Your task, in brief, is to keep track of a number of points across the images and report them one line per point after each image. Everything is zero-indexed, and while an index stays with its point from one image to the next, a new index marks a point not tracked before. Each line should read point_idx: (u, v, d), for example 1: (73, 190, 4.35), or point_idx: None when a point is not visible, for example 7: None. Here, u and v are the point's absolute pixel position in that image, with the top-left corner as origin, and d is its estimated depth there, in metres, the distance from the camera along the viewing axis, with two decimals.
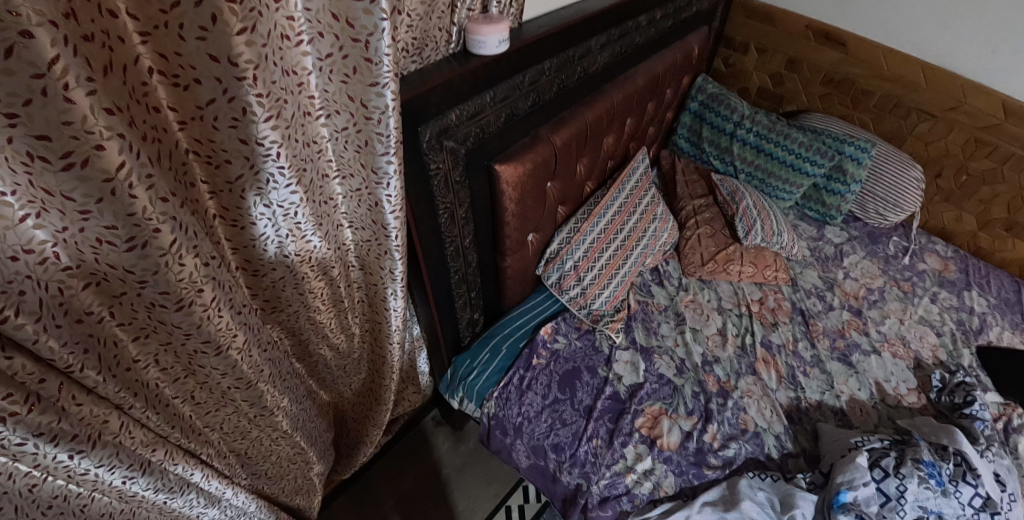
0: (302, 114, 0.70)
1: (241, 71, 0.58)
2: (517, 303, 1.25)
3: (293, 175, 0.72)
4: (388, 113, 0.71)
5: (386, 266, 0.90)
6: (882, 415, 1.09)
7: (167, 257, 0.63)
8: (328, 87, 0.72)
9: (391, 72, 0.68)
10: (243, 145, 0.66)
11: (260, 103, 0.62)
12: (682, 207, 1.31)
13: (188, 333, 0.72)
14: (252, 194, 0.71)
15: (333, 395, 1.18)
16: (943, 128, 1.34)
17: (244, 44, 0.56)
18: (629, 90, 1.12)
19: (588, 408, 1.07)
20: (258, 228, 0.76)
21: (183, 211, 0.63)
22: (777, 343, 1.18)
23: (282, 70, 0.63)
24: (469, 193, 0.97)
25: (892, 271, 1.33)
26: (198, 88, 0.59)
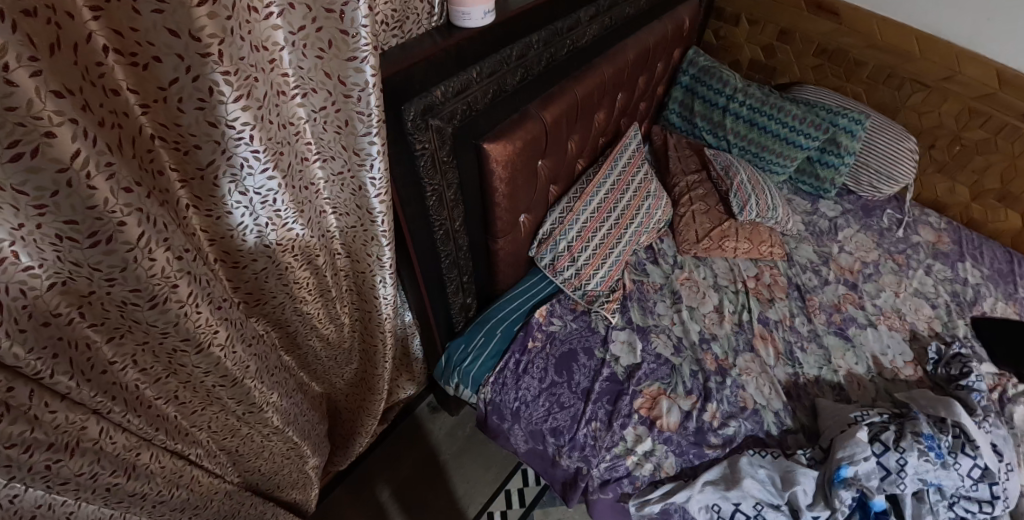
0: (275, 94, 0.65)
1: (205, 46, 0.53)
2: (510, 286, 1.21)
3: (269, 158, 0.67)
4: (368, 90, 0.67)
5: (373, 253, 0.86)
6: (879, 388, 1.09)
7: (135, 252, 0.59)
8: (302, 64, 0.66)
9: (370, 45, 0.63)
10: (212, 129, 0.61)
11: (228, 81, 0.57)
12: (676, 183, 1.28)
13: (165, 332, 0.68)
14: (226, 180, 0.67)
15: (324, 386, 1.14)
16: (936, 98, 1.32)
17: (207, 16, 0.51)
18: (620, 64, 1.08)
19: (586, 390, 1.06)
20: (234, 217, 0.71)
21: (150, 203, 0.59)
22: (774, 320, 1.17)
23: (250, 45, 0.58)
24: (458, 174, 0.93)
25: (887, 244, 1.32)
26: (159, 67, 0.54)
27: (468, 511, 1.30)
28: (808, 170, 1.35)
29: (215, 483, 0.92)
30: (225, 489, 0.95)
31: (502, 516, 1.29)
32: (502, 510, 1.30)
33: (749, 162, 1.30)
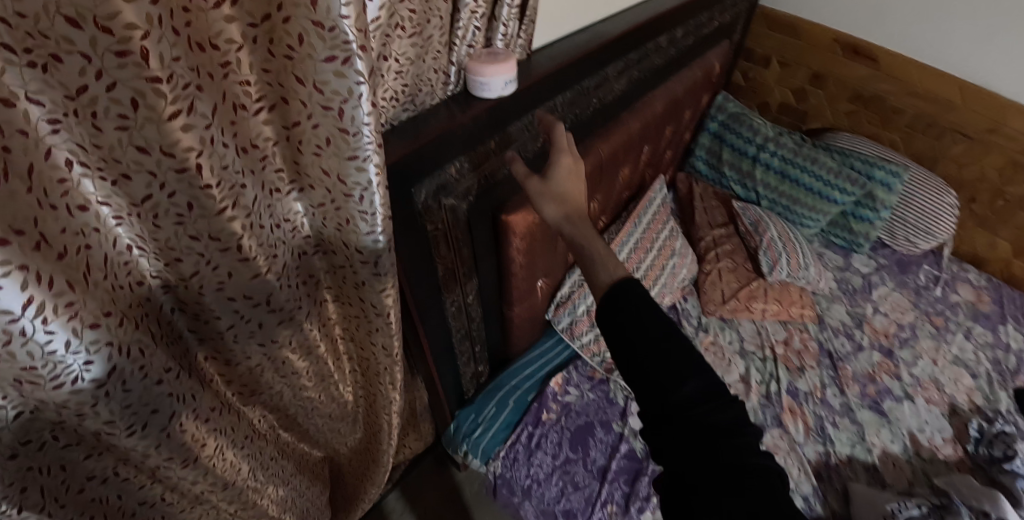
0: (266, 195, 0.57)
1: (180, 161, 0.46)
2: (525, 350, 1.14)
3: (263, 262, 0.60)
4: (372, 189, 0.56)
5: (378, 342, 0.77)
6: (916, 470, 1.02)
7: (106, 387, 0.52)
8: (301, 160, 0.56)
9: (375, 143, 0.53)
10: (194, 242, 0.53)
11: (210, 194, 0.49)
12: (702, 237, 1.19)
13: (147, 453, 0.62)
14: (212, 289, 0.58)
15: (325, 452, 1.07)
16: (980, 150, 1.22)
17: (182, 129, 0.44)
18: (648, 117, 0.97)
19: (602, 469, 0.99)
20: (222, 323, 0.63)
21: (122, 330, 0.52)
22: (804, 392, 1.09)
23: (237, 148, 0.50)
24: (472, 249, 0.84)
25: (923, 304, 1.23)
26: (129, 184, 0.46)
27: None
28: (840, 223, 1.27)
29: None
30: None
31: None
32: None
33: (780, 216, 1.21)
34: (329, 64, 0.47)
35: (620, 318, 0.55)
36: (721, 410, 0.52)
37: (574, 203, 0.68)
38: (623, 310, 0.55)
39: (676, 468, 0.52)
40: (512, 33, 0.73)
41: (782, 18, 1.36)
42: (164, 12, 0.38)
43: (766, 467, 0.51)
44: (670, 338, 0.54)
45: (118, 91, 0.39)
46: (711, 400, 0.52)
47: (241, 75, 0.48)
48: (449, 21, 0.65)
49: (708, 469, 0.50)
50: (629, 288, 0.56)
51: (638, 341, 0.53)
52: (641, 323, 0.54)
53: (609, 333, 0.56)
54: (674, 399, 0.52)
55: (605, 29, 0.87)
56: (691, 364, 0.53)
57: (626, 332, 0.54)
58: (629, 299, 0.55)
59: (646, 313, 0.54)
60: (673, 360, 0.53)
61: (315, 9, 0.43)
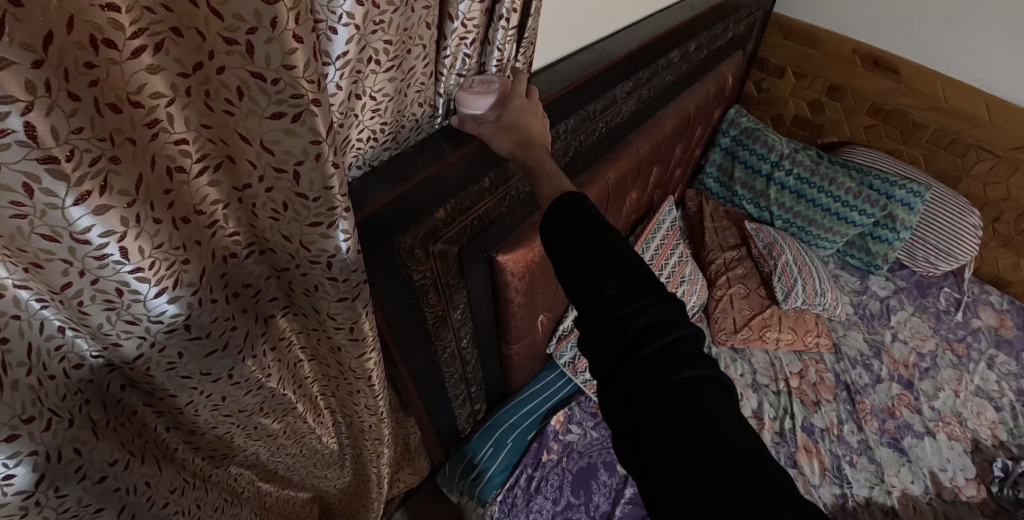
0: (216, 264, 0.48)
1: (100, 247, 0.37)
2: (524, 384, 1.07)
3: (216, 338, 0.52)
4: (343, 256, 0.48)
5: (361, 403, 0.69)
6: (938, 514, 0.95)
7: (34, 497, 0.43)
8: (258, 223, 0.48)
9: (345, 207, 0.45)
10: (132, 326, 0.44)
11: (143, 276, 0.41)
12: (712, 259, 1.08)
13: None
14: (162, 370, 0.50)
15: (313, 492, 1.00)
16: (1005, 169, 1.15)
17: (96, 211, 0.35)
18: (657, 139, 0.88)
19: (606, 515, 0.92)
20: (179, 401, 0.55)
21: (51, 431, 0.43)
22: (820, 428, 1.01)
23: (173, 217, 0.42)
24: (467, 292, 0.75)
25: (944, 330, 1.16)
26: (43, 273, 0.36)
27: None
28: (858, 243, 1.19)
29: None
30: None
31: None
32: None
33: (794, 237, 1.12)
34: (278, 121, 0.38)
35: (555, 230, 0.52)
36: (658, 318, 0.45)
37: (532, 136, 0.60)
38: (559, 224, 0.52)
39: (611, 386, 0.47)
40: (508, 57, 0.63)
41: (797, 25, 1.26)
42: (52, 75, 0.28)
43: (709, 380, 0.43)
44: (604, 245, 0.49)
45: (5, 175, 0.29)
46: (638, 301, 0.46)
47: (174, 132, 0.39)
48: (433, 50, 0.55)
49: (636, 386, 0.44)
50: (568, 200, 0.53)
51: (569, 248, 0.50)
52: (573, 232, 0.51)
53: (547, 245, 0.53)
54: (600, 305, 0.47)
55: (612, 48, 0.79)
56: (624, 267, 0.48)
57: (561, 245, 0.51)
58: (565, 210, 0.52)
59: (581, 221, 0.51)
60: (604, 264, 0.48)
61: (253, 58, 0.35)
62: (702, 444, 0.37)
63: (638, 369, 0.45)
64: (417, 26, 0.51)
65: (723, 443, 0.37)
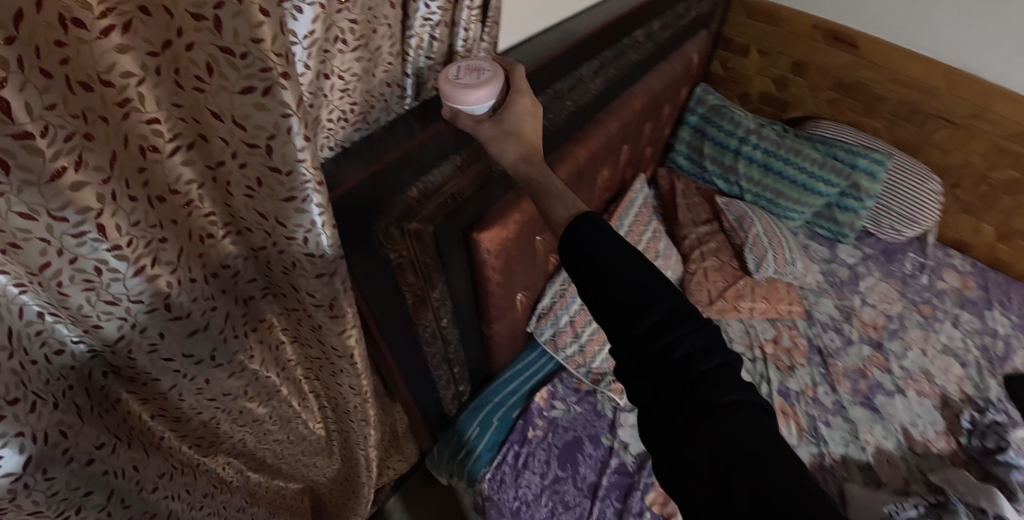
0: (194, 242, 0.50)
1: (76, 225, 0.38)
2: (508, 363, 1.08)
3: (199, 317, 0.53)
4: (319, 231, 0.50)
5: (345, 383, 0.71)
6: (911, 467, 1.00)
7: (23, 481, 0.44)
8: (233, 203, 0.49)
9: (316, 182, 0.46)
10: (113, 306, 0.45)
11: (121, 255, 0.42)
12: (686, 235, 1.11)
13: None
14: (144, 352, 0.51)
15: (303, 483, 1.01)
16: (962, 135, 1.19)
17: (73, 187, 0.36)
18: (626, 118, 0.90)
19: (593, 486, 0.95)
20: (164, 384, 0.56)
21: (36, 415, 0.44)
22: (795, 391, 1.05)
23: (148, 197, 0.43)
24: (445, 273, 0.76)
25: (910, 293, 1.21)
26: (20, 254, 0.36)
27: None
28: (825, 214, 1.23)
29: None
30: None
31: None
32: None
33: (765, 210, 1.16)
34: (248, 96, 0.39)
35: (577, 258, 0.51)
36: (697, 347, 0.48)
37: (533, 143, 0.62)
38: (581, 250, 0.52)
39: (648, 408, 0.49)
40: (475, 36, 0.65)
41: (761, 4, 1.30)
42: (23, 51, 0.29)
43: (748, 405, 0.46)
44: (634, 274, 0.50)
45: None
46: (680, 330, 0.48)
47: (146, 112, 0.40)
48: (398, 30, 0.57)
49: (678, 410, 0.46)
50: (584, 221, 0.53)
51: (597, 278, 0.50)
52: (601, 261, 0.50)
53: (569, 269, 0.53)
54: (641, 332, 0.48)
55: (577, 27, 0.81)
56: (655, 293, 0.49)
57: (587, 273, 0.51)
58: (586, 236, 0.52)
59: (604, 247, 0.51)
60: (638, 296, 0.49)
61: (221, 34, 0.36)
62: (767, 474, 0.39)
63: (679, 395, 0.46)
64: (381, 5, 0.52)
65: (768, 464, 0.40)
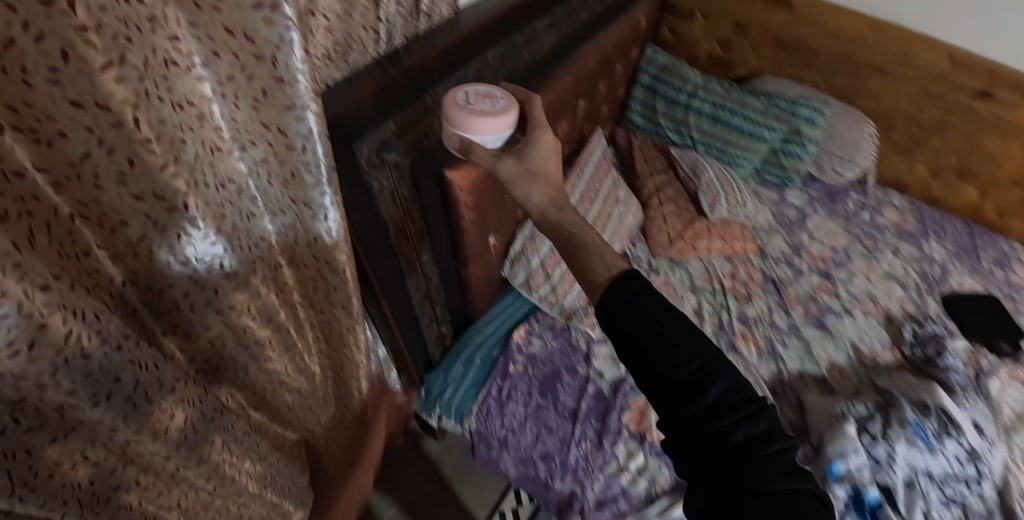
0: (209, 153, 0.57)
1: (115, 116, 0.45)
2: (484, 310, 1.18)
3: (211, 223, 0.60)
4: (314, 138, 0.61)
5: (338, 302, 0.81)
6: (861, 376, 1.11)
7: (65, 352, 0.51)
8: (237, 116, 0.58)
9: (311, 91, 0.57)
10: (139, 202, 0.53)
11: (150, 150, 0.49)
12: (643, 185, 1.23)
13: (114, 428, 0.61)
14: (162, 252, 0.59)
15: (300, 434, 1.05)
16: (894, 82, 1.34)
17: (115, 81, 0.43)
18: (581, 73, 1.00)
19: (573, 410, 1.04)
20: (177, 291, 0.63)
21: (75, 297, 0.52)
22: (753, 317, 1.16)
23: (172, 104, 0.50)
24: (421, 205, 0.85)
25: (853, 229, 1.33)
26: (65, 143, 0.45)
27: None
28: (771, 161, 1.36)
29: None
30: None
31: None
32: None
33: (715, 159, 1.28)
34: (257, 12, 0.50)
35: (626, 328, 0.56)
36: (755, 425, 0.53)
37: (552, 179, 0.71)
38: (627, 322, 0.56)
39: (699, 485, 0.53)
40: None
41: None
42: None
43: (795, 491, 0.50)
44: (683, 348, 0.55)
45: (47, 43, 0.38)
46: (729, 413, 0.53)
47: (170, 29, 0.47)
48: None
49: (725, 488, 0.51)
50: (631, 289, 0.58)
51: (648, 349, 0.55)
52: (651, 332, 0.55)
53: (613, 335, 0.58)
54: (693, 414, 0.53)
55: None
56: (709, 374, 0.54)
57: (637, 343, 0.56)
58: (632, 305, 0.57)
59: (648, 318, 0.56)
60: (692, 372, 0.54)
61: None
62: None
63: (728, 472, 0.51)
64: None
65: None
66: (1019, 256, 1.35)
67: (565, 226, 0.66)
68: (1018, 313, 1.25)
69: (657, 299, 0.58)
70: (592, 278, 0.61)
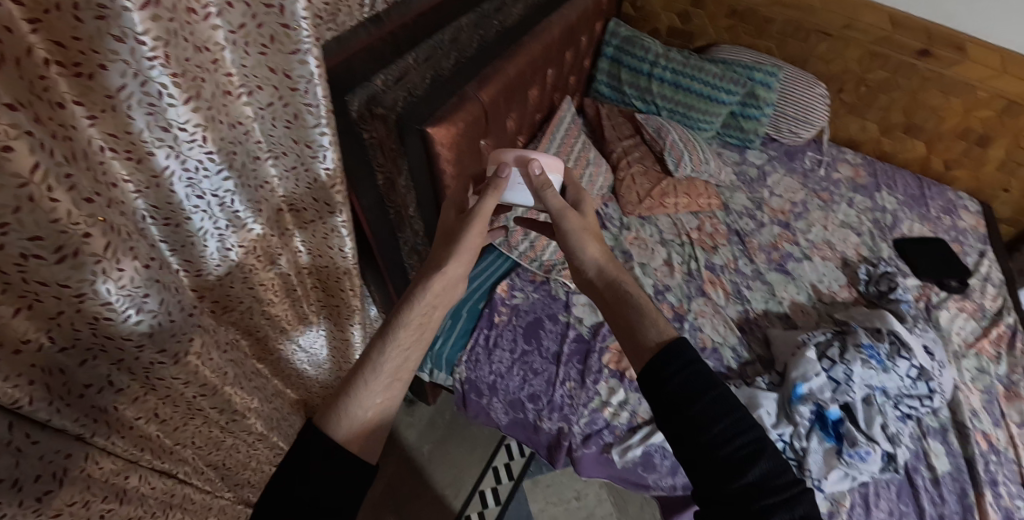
0: (221, 94, 0.63)
1: (151, 51, 0.52)
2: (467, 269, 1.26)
3: (222, 159, 0.67)
4: (314, 81, 0.70)
5: (335, 244, 0.90)
6: (821, 312, 1.20)
7: (103, 263, 0.53)
8: (246, 62, 0.65)
9: (312, 36, 0.67)
10: (166, 133, 0.59)
11: (175, 84, 0.56)
12: (614, 149, 1.34)
13: (140, 344, 0.64)
14: (182, 185, 0.64)
15: (302, 393, 1.11)
16: (841, 45, 1.49)
17: (150, 19, 0.50)
18: (548, 41, 1.12)
19: (556, 353, 1.12)
20: (194, 223, 0.68)
21: (111, 213, 0.54)
22: (720, 265, 1.26)
23: (193, 46, 0.57)
24: (408, 164, 0.89)
25: (812, 185, 1.44)
26: (104, 75, 0.50)
27: (452, 507, 1.30)
28: (732, 124, 1.48)
29: (208, 499, 0.88)
30: (222, 504, 0.92)
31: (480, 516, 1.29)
32: (479, 511, 1.29)
33: (679, 122, 1.40)
34: None
35: (669, 398, 0.52)
36: (796, 514, 0.47)
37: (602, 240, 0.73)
38: (671, 390, 0.52)
39: None
40: None
41: None
42: None
43: None
44: (731, 423, 0.51)
45: None
46: (766, 494, 0.48)
47: None
48: None
49: None
50: (675, 357, 0.54)
51: (690, 423, 0.51)
52: (695, 406, 0.51)
53: (656, 403, 0.53)
54: (725, 489, 0.48)
55: None
56: (746, 451, 0.49)
57: (677, 415, 0.51)
58: (677, 374, 0.53)
59: (694, 388, 0.52)
60: (735, 449, 0.50)
61: None
62: None
63: None
64: None
65: None
66: (962, 204, 1.49)
67: (616, 283, 0.66)
68: (963, 253, 1.37)
69: (703, 372, 0.53)
70: (640, 341, 0.58)
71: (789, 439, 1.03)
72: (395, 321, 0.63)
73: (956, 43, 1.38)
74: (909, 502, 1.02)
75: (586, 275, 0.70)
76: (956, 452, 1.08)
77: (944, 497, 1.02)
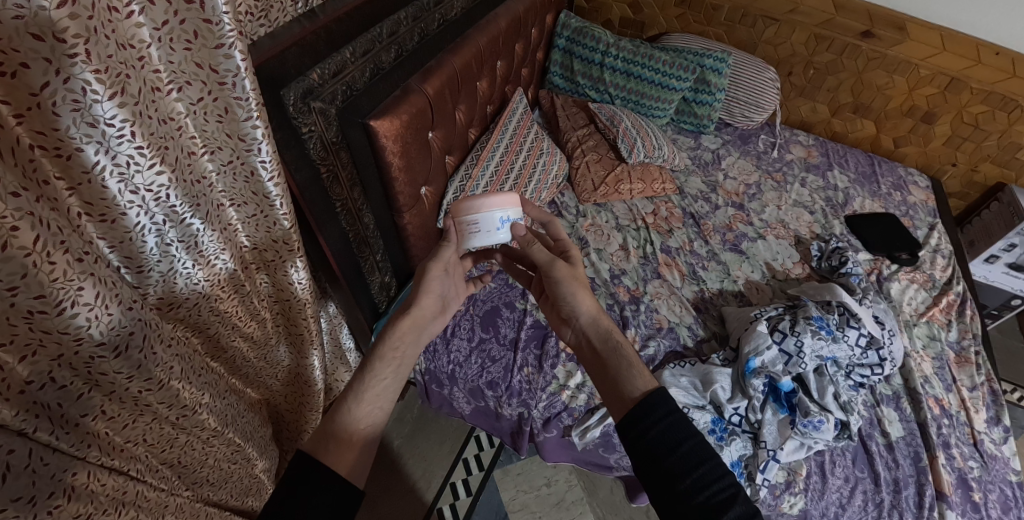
0: (150, 91, 0.61)
1: (71, 48, 0.48)
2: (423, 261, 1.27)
3: (154, 154, 0.62)
4: (243, 75, 0.68)
5: (280, 238, 0.88)
6: (775, 289, 1.25)
7: (34, 257, 0.49)
8: (173, 59, 0.63)
9: (235, 30, 0.64)
10: (92, 129, 0.54)
11: (100, 80, 0.52)
12: (568, 139, 1.44)
13: (80, 340, 0.58)
14: (115, 180, 0.59)
15: (260, 391, 1.13)
16: (787, 29, 1.58)
17: (68, 17, 0.46)
18: (493, 33, 1.18)
19: (514, 340, 1.14)
20: (130, 219, 0.64)
21: (41, 208, 0.50)
22: (675, 247, 1.31)
23: (116, 43, 0.54)
24: (351, 152, 0.94)
25: (764, 166, 1.55)
26: (28, 73, 0.46)
27: (423, 499, 1.31)
28: (686, 110, 1.58)
29: (164, 496, 0.83)
30: (178, 501, 0.87)
31: (452, 508, 1.29)
32: (450, 503, 1.30)
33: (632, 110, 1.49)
34: None
35: (647, 450, 0.58)
36: None
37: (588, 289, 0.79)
38: (648, 442, 0.59)
39: None
40: None
41: None
42: None
43: None
44: (702, 475, 0.55)
45: None
46: None
47: None
48: None
49: None
50: (653, 407, 0.61)
51: (666, 475, 0.56)
52: (668, 458, 0.57)
53: (635, 455, 0.59)
54: None
55: None
56: (722, 498, 0.53)
57: (652, 464, 0.57)
58: (652, 427, 0.59)
59: (669, 441, 0.59)
60: (710, 495, 0.54)
61: None
62: None
63: None
64: None
65: None
66: (912, 180, 1.59)
67: (609, 336, 0.73)
68: (913, 227, 1.45)
69: (678, 424, 0.59)
70: (625, 392, 0.65)
71: (744, 412, 1.03)
72: (374, 355, 0.70)
73: (897, 23, 1.48)
74: (863, 469, 1.03)
75: (578, 325, 0.77)
76: (909, 418, 1.10)
77: (898, 462, 1.03)
